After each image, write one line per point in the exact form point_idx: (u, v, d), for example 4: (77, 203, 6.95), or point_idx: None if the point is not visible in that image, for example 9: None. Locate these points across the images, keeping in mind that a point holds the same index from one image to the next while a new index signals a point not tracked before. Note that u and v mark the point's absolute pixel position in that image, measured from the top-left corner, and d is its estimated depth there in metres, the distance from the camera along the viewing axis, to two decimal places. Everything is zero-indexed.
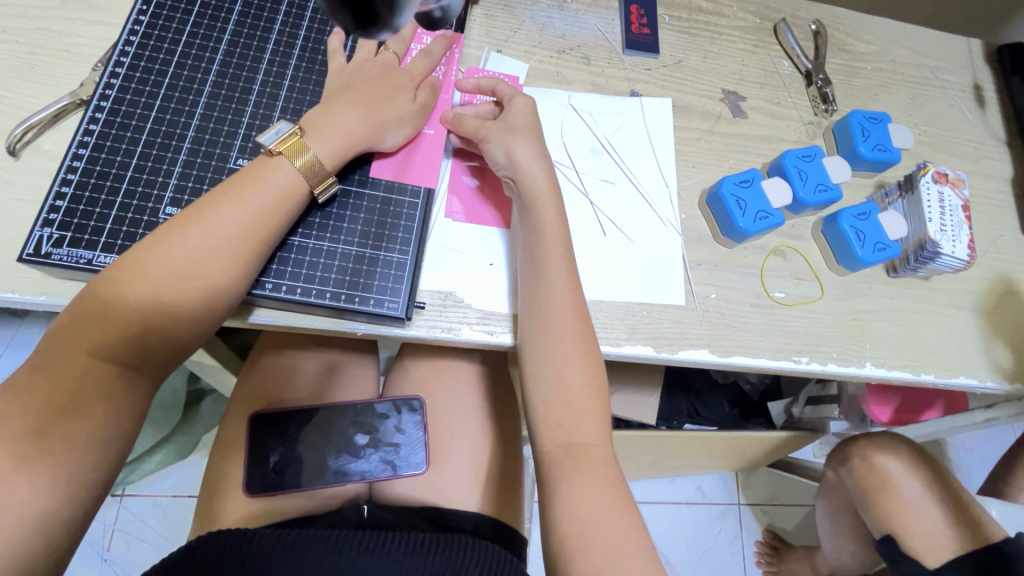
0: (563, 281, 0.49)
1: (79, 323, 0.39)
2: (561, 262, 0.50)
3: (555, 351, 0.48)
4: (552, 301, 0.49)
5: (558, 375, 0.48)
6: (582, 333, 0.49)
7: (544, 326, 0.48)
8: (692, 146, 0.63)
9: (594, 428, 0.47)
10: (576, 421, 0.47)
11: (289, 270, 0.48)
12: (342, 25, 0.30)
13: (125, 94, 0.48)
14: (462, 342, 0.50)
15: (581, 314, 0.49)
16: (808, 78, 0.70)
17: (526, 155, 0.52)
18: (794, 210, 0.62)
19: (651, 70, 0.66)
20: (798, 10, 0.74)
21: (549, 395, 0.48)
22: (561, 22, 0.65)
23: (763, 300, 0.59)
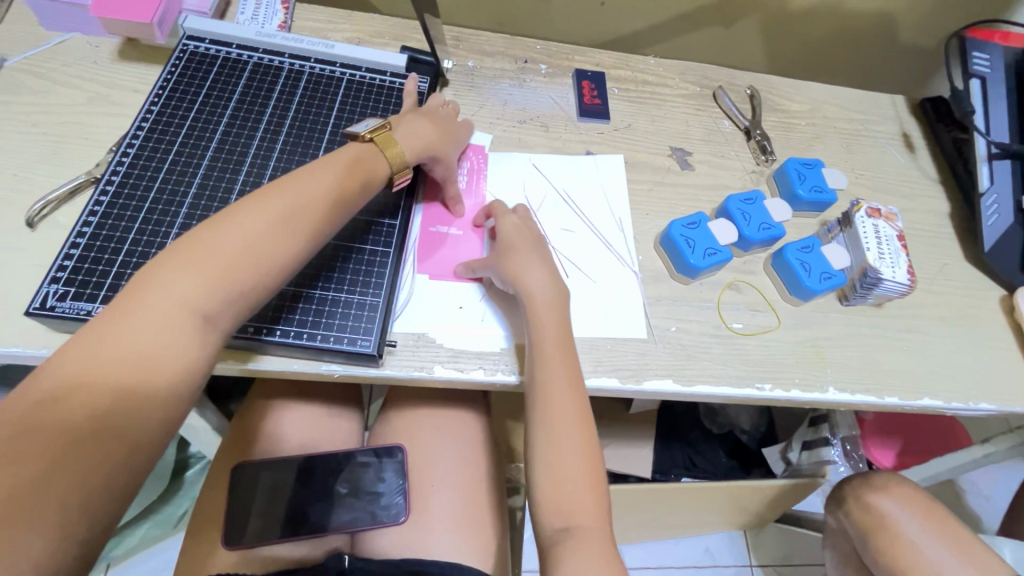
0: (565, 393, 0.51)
1: (164, 275, 0.41)
2: (558, 367, 0.52)
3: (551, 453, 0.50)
4: (548, 371, 0.52)
5: (553, 451, 0.50)
6: (582, 419, 0.51)
7: (540, 403, 0.51)
8: (644, 196, 0.70)
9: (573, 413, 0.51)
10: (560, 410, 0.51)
11: (259, 315, 0.50)
12: None
13: (132, 170, 0.55)
14: (431, 376, 0.53)
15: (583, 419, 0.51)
16: (747, 134, 0.79)
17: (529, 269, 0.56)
18: (743, 247, 0.67)
19: (604, 133, 0.74)
20: (733, 78, 0.84)
21: (545, 476, 0.49)
22: (522, 97, 0.74)
23: (722, 330, 0.62)
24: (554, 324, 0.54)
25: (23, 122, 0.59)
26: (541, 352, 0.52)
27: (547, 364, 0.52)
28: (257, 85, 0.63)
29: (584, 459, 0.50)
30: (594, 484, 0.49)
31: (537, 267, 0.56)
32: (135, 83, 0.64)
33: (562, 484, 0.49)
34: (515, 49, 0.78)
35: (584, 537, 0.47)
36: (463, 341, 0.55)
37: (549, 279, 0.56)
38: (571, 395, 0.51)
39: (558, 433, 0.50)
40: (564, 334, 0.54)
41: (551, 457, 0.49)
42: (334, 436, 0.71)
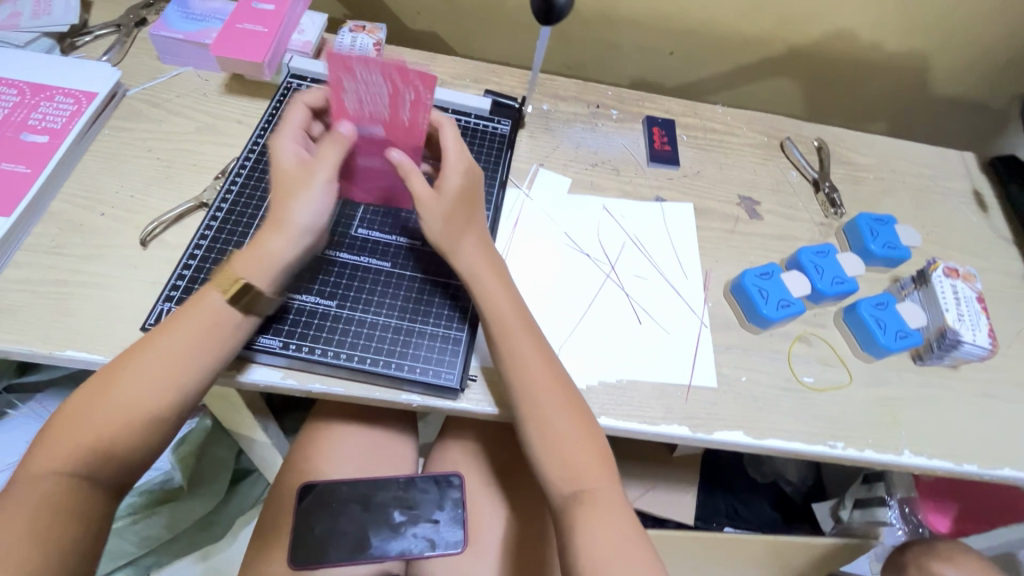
0: (536, 359, 0.51)
1: (179, 320, 0.48)
2: (520, 332, 0.52)
3: (543, 421, 0.50)
4: (516, 347, 0.51)
5: (546, 422, 0.50)
6: (561, 384, 0.51)
7: (516, 378, 0.51)
8: (713, 243, 0.71)
9: (550, 384, 0.51)
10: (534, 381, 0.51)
11: (299, 330, 0.52)
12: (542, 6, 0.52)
13: (239, 199, 0.60)
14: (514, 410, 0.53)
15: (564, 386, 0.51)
16: (815, 186, 0.79)
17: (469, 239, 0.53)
18: (815, 300, 0.67)
19: (673, 179, 0.76)
20: (800, 129, 0.85)
21: (543, 444, 0.50)
22: (594, 141, 0.77)
23: (792, 383, 0.62)
24: (501, 297, 0.53)
25: (140, 148, 0.64)
26: (502, 324, 0.52)
27: (508, 339, 0.51)
28: None
29: (576, 422, 0.50)
30: (597, 446, 0.50)
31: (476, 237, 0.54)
32: (239, 115, 0.68)
33: (564, 455, 0.49)
34: (587, 94, 0.81)
35: (595, 498, 0.48)
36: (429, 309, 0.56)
37: (484, 250, 0.54)
38: (545, 361, 0.52)
39: (545, 407, 0.50)
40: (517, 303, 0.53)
41: (544, 428, 0.50)
42: (393, 461, 0.72)
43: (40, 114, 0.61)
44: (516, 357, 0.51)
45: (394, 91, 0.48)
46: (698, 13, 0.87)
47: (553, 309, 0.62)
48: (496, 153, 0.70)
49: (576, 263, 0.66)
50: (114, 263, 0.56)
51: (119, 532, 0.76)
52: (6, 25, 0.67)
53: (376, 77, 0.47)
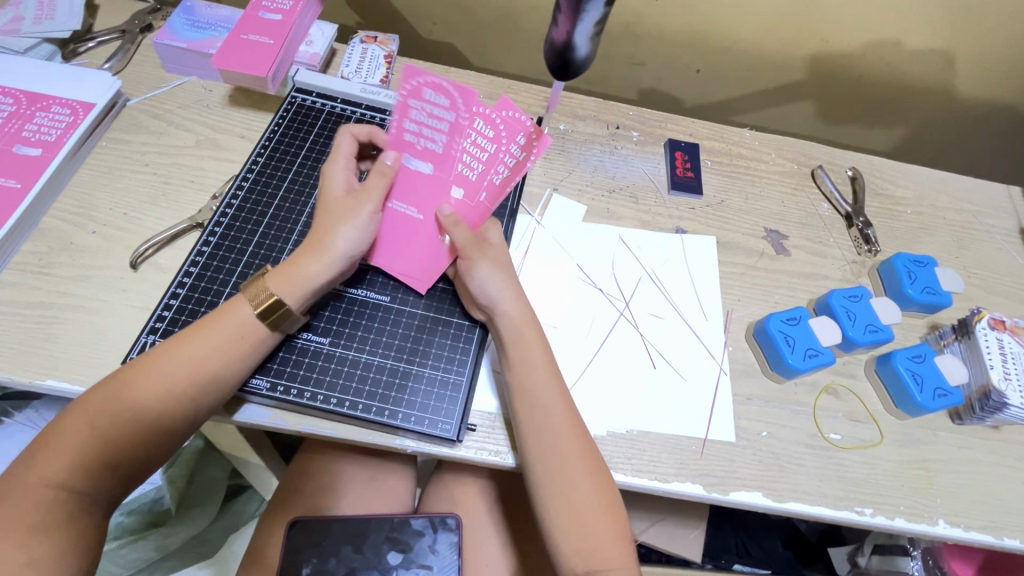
0: (561, 417, 0.48)
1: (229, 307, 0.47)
2: (550, 388, 0.49)
3: (561, 483, 0.47)
4: (548, 413, 0.48)
5: (566, 496, 0.46)
6: (589, 453, 0.48)
7: (542, 446, 0.47)
8: (736, 281, 0.66)
9: (573, 444, 0.48)
10: (558, 441, 0.47)
11: (288, 370, 0.49)
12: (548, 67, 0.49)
13: (234, 222, 0.56)
14: (515, 463, 0.49)
15: (586, 447, 0.48)
16: (848, 220, 0.74)
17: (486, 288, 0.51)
18: (845, 348, 0.62)
19: (695, 209, 0.71)
20: (833, 157, 0.80)
21: (562, 518, 0.46)
22: (612, 165, 0.73)
23: (818, 440, 0.57)
24: (535, 349, 0.50)
25: (137, 161, 0.61)
26: (538, 388, 0.49)
27: (532, 393, 0.48)
28: None
29: (599, 497, 0.47)
30: (617, 524, 0.47)
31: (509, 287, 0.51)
32: (241, 128, 0.65)
33: (578, 524, 0.46)
34: (606, 113, 0.77)
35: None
36: (458, 350, 0.52)
37: (522, 305, 0.51)
38: (575, 429, 0.48)
39: (565, 469, 0.47)
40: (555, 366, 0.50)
41: (565, 501, 0.46)
42: (387, 496, 0.69)
43: (35, 125, 0.59)
44: (541, 421, 0.48)
45: (455, 121, 0.54)
46: (728, 32, 0.82)
47: (560, 349, 0.58)
48: None
49: (588, 300, 0.61)
50: (101, 285, 0.53)
51: (108, 556, 0.73)
52: (6, 30, 0.64)
53: (443, 105, 0.53)
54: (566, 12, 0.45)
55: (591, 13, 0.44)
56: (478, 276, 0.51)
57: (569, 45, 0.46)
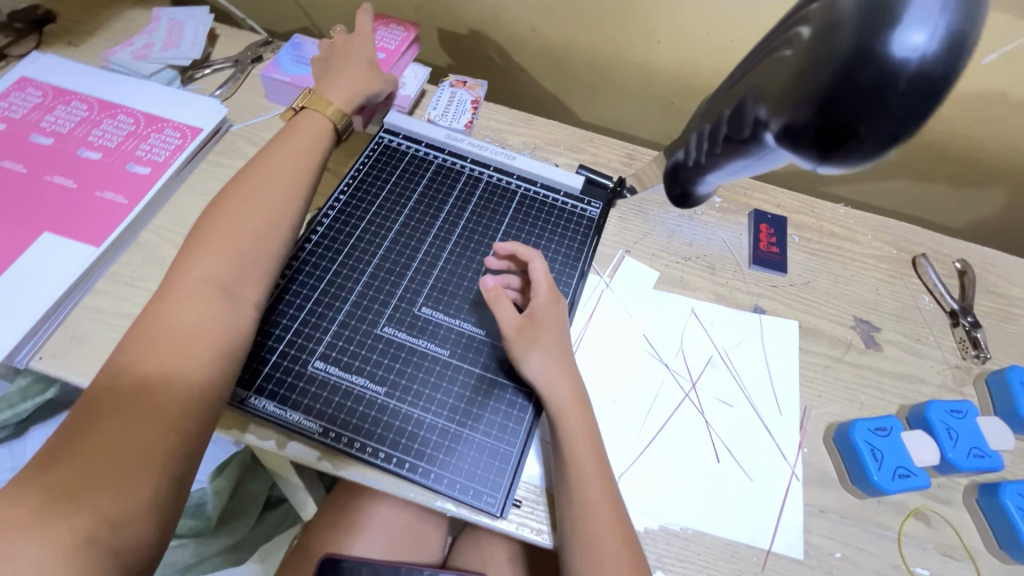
0: (604, 508, 0.45)
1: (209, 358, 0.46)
2: (595, 477, 0.46)
3: None
4: (586, 505, 0.45)
5: None
6: (630, 551, 0.45)
7: (584, 539, 0.44)
8: (819, 373, 0.60)
9: (616, 544, 0.45)
10: (600, 538, 0.44)
11: (341, 416, 0.48)
12: (667, 197, 0.60)
13: (311, 255, 0.56)
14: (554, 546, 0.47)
15: (628, 545, 0.45)
16: (953, 317, 0.66)
17: (539, 368, 0.49)
18: (942, 470, 0.55)
19: (777, 287, 0.66)
20: (940, 245, 0.72)
21: None
22: (691, 231, 0.69)
23: (901, 573, 0.50)
24: (581, 434, 0.47)
25: None
26: (579, 476, 0.46)
27: (576, 479, 0.46)
28: (437, 187, 0.63)
29: None
30: None
31: (554, 368, 0.49)
32: None
33: None
34: None
35: None
36: (503, 417, 0.50)
37: (570, 382, 0.49)
38: (618, 528, 0.45)
39: (605, 571, 0.44)
40: (599, 457, 0.47)
41: None
42: (418, 544, 0.68)
43: (148, 146, 0.64)
44: (585, 510, 0.45)
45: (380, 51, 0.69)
46: None
47: (617, 425, 0.55)
48: (581, 238, 0.64)
49: (652, 376, 0.58)
50: None
51: None
52: (138, 55, 0.71)
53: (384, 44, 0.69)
54: (703, 156, 0.51)
55: (722, 175, 0.52)
56: (530, 361, 0.49)
57: (695, 181, 0.55)
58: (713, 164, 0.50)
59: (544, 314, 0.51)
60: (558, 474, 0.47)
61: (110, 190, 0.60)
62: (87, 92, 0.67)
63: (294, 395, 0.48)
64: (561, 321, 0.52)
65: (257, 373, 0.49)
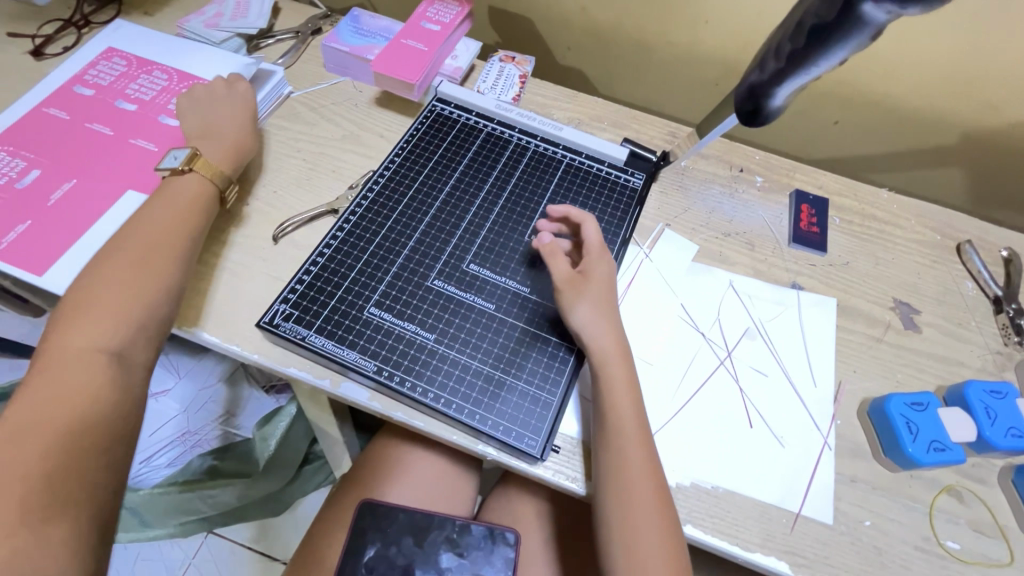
0: (639, 456, 0.47)
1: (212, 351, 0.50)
2: (633, 426, 0.48)
3: (631, 527, 0.46)
4: (624, 453, 0.47)
5: (635, 537, 0.46)
6: (662, 499, 0.47)
7: (620, 484, 0.47)
8: (854, 350, 0.61)
9: (649, 490, 0.47)
10: (634, 484, 0.47)
11: (393, 358, 0.51)
12: (739, 119, 0.54)
13: (368, 211, 0.60)
14: (587, 493, 0.49)
15: (661, 493, 0.47)
16: (997, 304, 0.66)
17: (585, 318, 0.51)
18: (978, 449, 0.55)
19: (816, 266, 0.67)
20: (986, 233, 0.72)
21: (624, 562, 0.46)
22: (731, 208, 0.70)
23: (930, 545, 0.51)
24: (621, 387, 0.49)
25: (290, 147, 0.68)
26: (618, 425, 0.48)
27: (614, 428, 0.48)
28: (486, 154, 0.66)
29: (666, 550, 0.46)
30: None
31: (600, 321, 0.51)
32: (381, 128, 0.71)
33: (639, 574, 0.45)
34: (731, 155, 0.75)
35: None
36: (547, 370, 0.52)
37: (612, 335, 0.51)
38: (652, 477, 0.47)
39: (638, 514, 0.46)
40: (639, 411, 0.49)
41: (630, 542, 0.46)
42: (451, 498, 0.71)
43: None
44: (622, 457, 0.47)
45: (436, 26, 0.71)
46: (882, 85, 0.77)
47: (652, 386, 0.56)
48: (623, 208, 0.65)
49: (688, 343, 0.60)
50: (245, 252, 0.59)
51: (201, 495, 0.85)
52: (208, 24, 0.75)
53: (439, 19, 0.72)
54: (777, 61, 0.48)
55: (797, 78, 0.48)
56: (577, 313, 0.51)
57: (767, 94, 0.50)
58: (795, 62, 0.46)
59: (591, 271, 0.54)
60: (596, 423, 0.49)
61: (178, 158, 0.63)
62: (167, 62, 0.71)
63: (350, 336, 0.52)
64: (608, 279, 0.54)
65: (317, 315, 0.53)
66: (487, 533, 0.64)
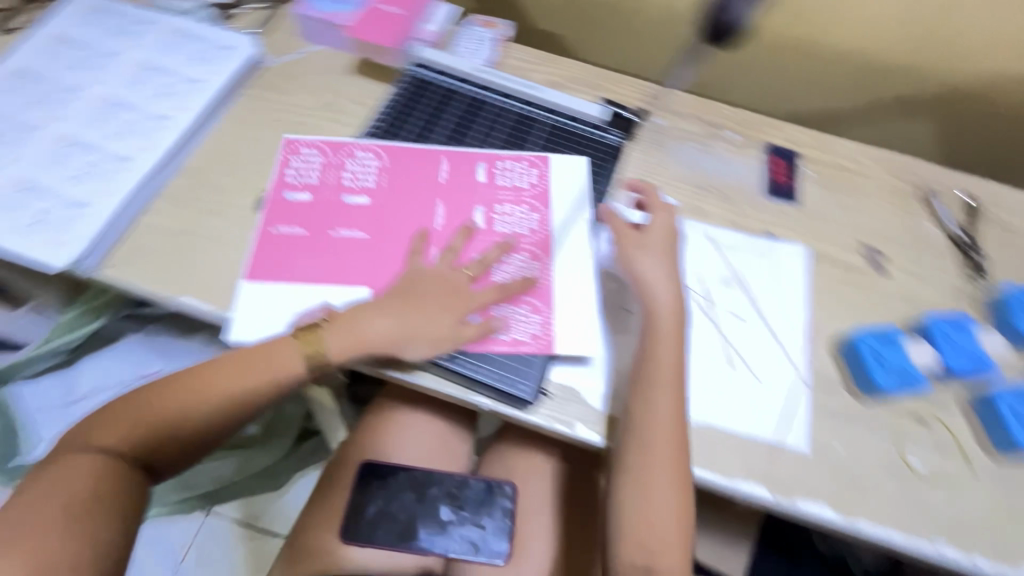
0: (669, 413, 0.51)
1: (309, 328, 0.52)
2: (670, 384, 0.52)
3: (649, 477, 0.51)
4: (655, 416, 0.51)
5: (650, 485, 0.51)
6: (678, 454, 0.51)
7: (643, 436, 0.51)
8: (825, 292, 0.64)
9: (671, 445, 0.51)
10: (658, 440, 0.51)
11: (414, 329, 0.55)
12: None
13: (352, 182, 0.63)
14: (605, 445, 0.53)
15: (681, 447, 0.51)
16: (958, 246, 0.69)
17: (653, 274, 0.57)
18: (940, 377, 0.59)
19: (789, 215, 0.69)
20: (949, 179, 0.75)
21: (637, 506, 0.51)
22: (707, 164, 0.72)
23: (897, 466, 0.55)
24: (666, 352, 0.53)
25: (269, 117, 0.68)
26: (657, 389, 0.52)
27: (656, 384, 0.52)
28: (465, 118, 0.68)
29: (676, 496, 0.51)
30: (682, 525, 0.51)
31: (661, 276, 0.57)
32: (360, 96, 0.71)
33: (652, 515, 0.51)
34: (707, 113, 0.76)
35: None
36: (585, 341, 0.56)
37: (671, 296, 0.56)
38: (676, 439, 0.51)
39: (656, 467, 0.51)
40: (679, 376, 0.53)
41: (645, 489, 0.51)
42: (449, 456, 0.73)
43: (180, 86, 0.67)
44: (653, 413, 0.51)
45: None
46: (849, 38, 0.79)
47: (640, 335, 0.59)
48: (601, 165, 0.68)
49: None
50: (232, 222, 0.60)
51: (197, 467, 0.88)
52: None
53: None
54: None
55: None
56: (641, 264, 0.58)
57: None
58: None
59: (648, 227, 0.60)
60: (638, 381, 0.53)
61: (516, 252, 0.60)
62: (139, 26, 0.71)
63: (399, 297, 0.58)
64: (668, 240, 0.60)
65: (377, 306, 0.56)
66: (485, 486, 0.66)
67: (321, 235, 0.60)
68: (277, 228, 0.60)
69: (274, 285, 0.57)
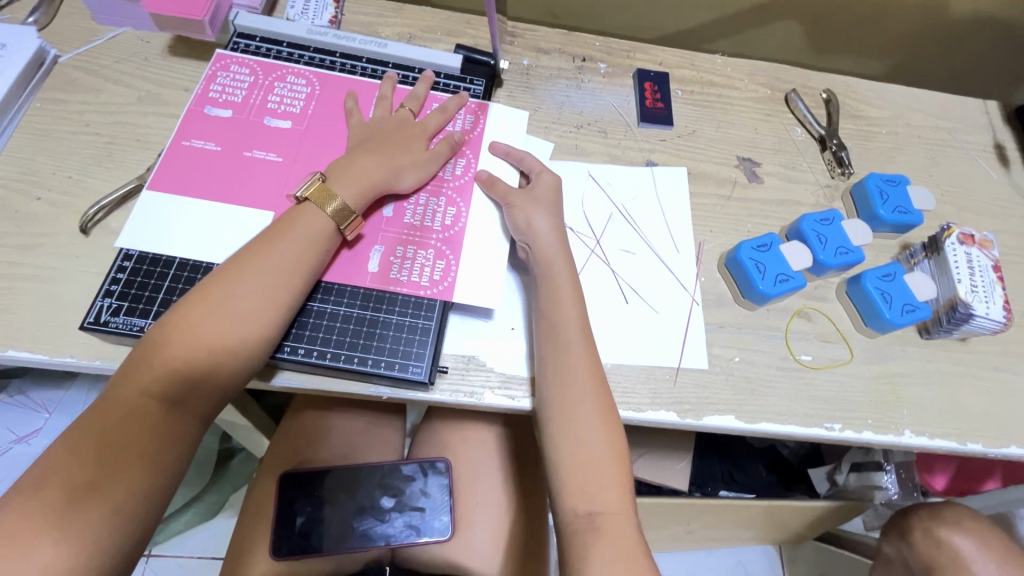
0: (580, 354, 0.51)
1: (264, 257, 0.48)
2: (575, 325, 0.52)
3: (576, 419, 0.49)
4: (570, 359, 0.51)
5: (577, 427, 0.49)
6: (600, 390, 0.50)
7: (557, 380, 0.50)
8: (708, 211, 0.65)
9: (590, 384, 0.50)
10: (574, 381, 0.50)
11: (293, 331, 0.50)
12: None
13: None
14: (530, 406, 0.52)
15: (598, 383, 0.51)
16: (822, 143, 0.72)
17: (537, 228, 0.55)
18: (817, 272, 0.62)
19: (666, 140, 0.69)
20: (808, 80, 0.77)
21: (570, 454, 0.48)
22: (579, 99, 0.70)
23: (788, 362, 0.58)
24: (564, 299, 0.52)
25: (75, 122, 0.58)
26: (563, 335, 0.51)
27: (563, 329, 0.51)
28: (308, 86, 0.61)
29: (603, 430, 0.49)
30: (621, 464, 0.48)
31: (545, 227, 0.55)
32: (185, 81, 0.62)
33: (585, 457, 0.48)
34: (572, 46, 0.73)
35: (612, 522, 0.46)
36: (487, 301, 0.54)
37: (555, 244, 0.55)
38: (593, 380, 0.51)
39: (579, 410, 0.49)
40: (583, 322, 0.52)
41: (572, 432, 0.49)
42: (376, 446, 0.71)
43: None
44: (567, 355, 0.51)
45: None
46: None
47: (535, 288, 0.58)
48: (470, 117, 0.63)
49: None
50: (52, 253, 0.52)
51: None
52: None
53: None
54: None
55: None
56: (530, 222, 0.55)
57: None
58: None
59: (536, 185, 0.58)
60: (544, 330, 0.52)
61: (430, 196, 0.57)
62: None
63: None
64: (547, 195, 0.58)
65: None
66: (417, 468, 0.66)
67: (234, 153, 0.55)
68: (189, 140, 0.55)
69: (181, 197, 0.53)
